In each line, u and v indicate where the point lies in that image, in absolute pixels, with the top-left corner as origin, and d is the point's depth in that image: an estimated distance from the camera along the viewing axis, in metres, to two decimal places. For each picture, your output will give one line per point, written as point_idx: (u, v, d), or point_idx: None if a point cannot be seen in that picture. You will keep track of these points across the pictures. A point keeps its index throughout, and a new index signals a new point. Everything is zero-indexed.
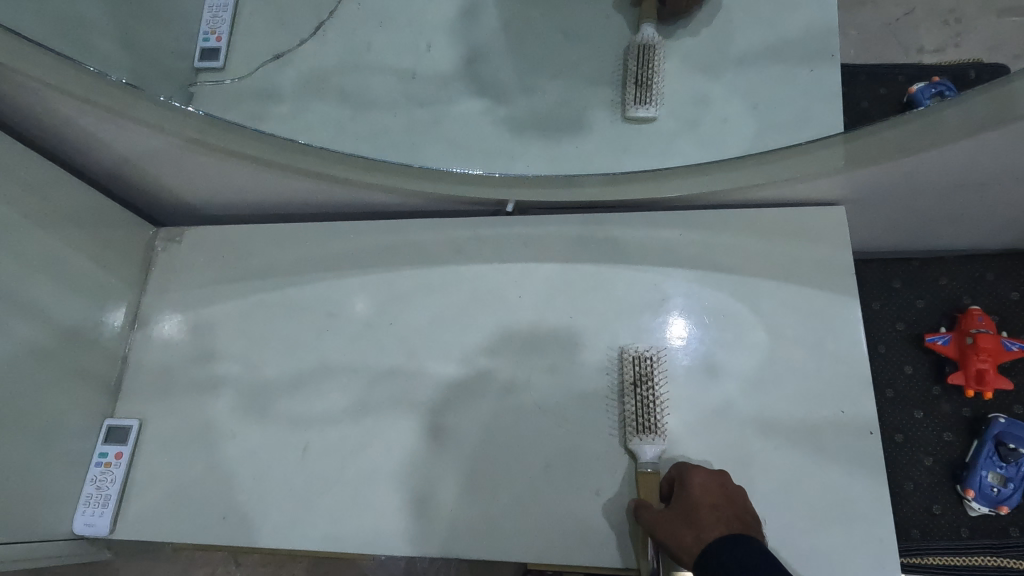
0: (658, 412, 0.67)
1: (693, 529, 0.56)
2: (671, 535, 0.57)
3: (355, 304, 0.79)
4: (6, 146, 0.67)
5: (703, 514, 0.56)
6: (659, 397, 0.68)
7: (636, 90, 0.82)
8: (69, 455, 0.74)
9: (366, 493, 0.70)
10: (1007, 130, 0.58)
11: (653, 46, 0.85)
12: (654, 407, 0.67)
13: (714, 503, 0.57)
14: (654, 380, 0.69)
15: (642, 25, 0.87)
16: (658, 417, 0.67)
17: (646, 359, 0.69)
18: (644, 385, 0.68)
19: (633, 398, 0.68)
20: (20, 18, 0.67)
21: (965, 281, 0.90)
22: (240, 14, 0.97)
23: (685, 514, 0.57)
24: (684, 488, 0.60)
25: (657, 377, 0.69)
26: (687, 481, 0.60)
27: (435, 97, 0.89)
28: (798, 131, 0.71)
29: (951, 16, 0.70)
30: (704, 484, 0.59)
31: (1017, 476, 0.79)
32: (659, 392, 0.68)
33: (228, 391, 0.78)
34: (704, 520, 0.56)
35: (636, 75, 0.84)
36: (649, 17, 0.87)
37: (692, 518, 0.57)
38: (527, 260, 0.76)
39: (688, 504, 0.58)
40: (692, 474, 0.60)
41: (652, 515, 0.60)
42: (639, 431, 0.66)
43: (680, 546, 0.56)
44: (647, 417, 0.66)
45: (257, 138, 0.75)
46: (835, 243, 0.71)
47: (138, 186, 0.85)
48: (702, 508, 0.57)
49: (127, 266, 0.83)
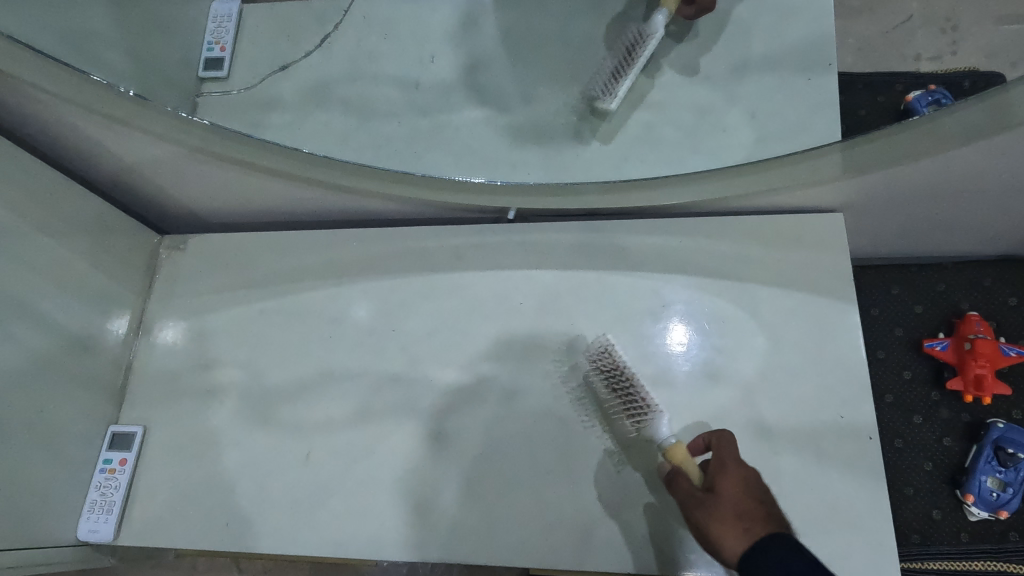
0: (636, 393, 0.66)
1: (743, 523, 0.54)
2: (716, 523, 0.55)
3: (357, 311, 0.79)
4: (13, 156, 0.68)
5: (750, 509, 0.55)
6: (632, 378, 0.67)
7: (609, 81, 0.84)
8: (74, 461, 0.75)
9: (369, 498, 0.71)
10: (1002, 137, 0.59)
11: (648, 42, 0.85)
12: (632, 390, 0.66)
13: (757, 499, 0.56)
14: (621, 367, 0.68)
15: (655, 12, 0.86)
16: (641, 397, 0.65)
17: (603, 355, 0.69)
18: (612, 376, 0.68)
19: (616, 397, 0.67)
20: (28, 30, 0.68)
21: (964, 287, 0.90)
22: (244, 26, 0.99)
23: (731, 505, 0.55)
24: (722, 473, 0.58)
25: (622, 363, 0.68)
26: (726, 468, 0.58)
27: (437, 106, 0.90)
28: (796, 140, 0.72)
29: (947, 24, 0.70)
30: (744, 475, 0.58)
31: (1016, 481, 0.81)
32: (630, 374, 0.67)
33: (231, 397, 0.78)
34: (753, 515, 0.55)
35: (620, 65, 0.85)
36: (666, 6, 0.85)
37: (740, 512, 0.55)
38: (528, 267, 0.77)
39: (733, 496, 0.56)
40: (730, 461, 0.59)
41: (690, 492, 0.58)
42: (638, 421, 0.65)
43: (725, 535, 0.54)
44: (634, 405, 0.65)
45: (261, 147, 0.76)
46: (834, 249, 0.71)
47: (143, 194, 0.85)
48: (748, 502, 0.56)
49: (132, 273, 0.83)
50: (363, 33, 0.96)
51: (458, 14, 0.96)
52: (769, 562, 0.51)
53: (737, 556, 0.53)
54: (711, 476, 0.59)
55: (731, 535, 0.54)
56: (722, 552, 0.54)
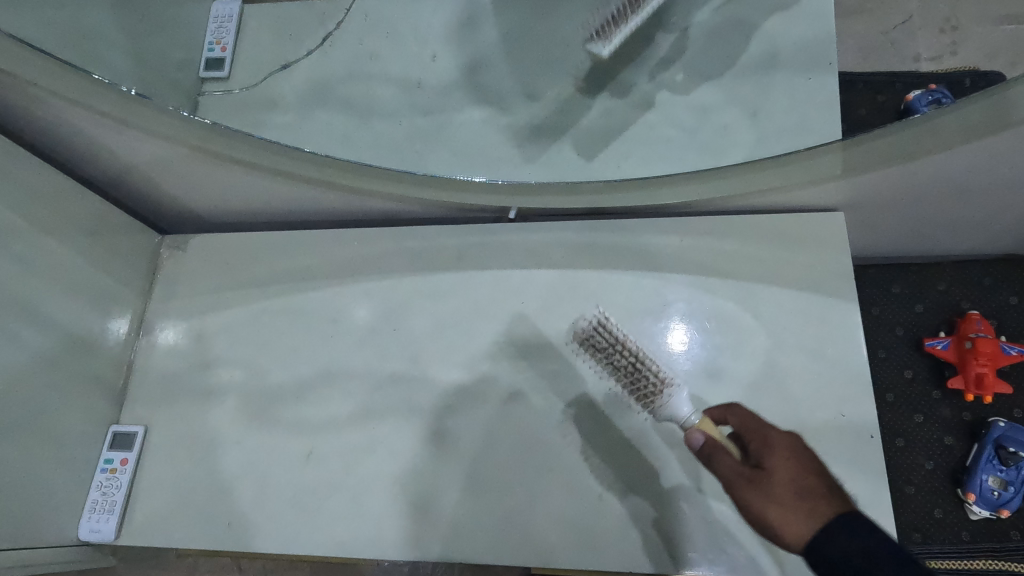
0: (643, 368, 0.63)
1: (806, 502, 0.47)
2: (773, 505, 0.48)
3: (358, 311, 0.79)
4: (14, 156, 0.68)
5: (810, 485, 0.49)
6: (639, 355, 0.64)
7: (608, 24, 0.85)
8: (75, 461, 0.75)
9: (369, 498, 0.71)
10: (1002, 136, 0.59)
11: None
12: (640, 366, 0.63)
13: (813, 474, 0.50)
14: (620, 343, 0.67)
15: None
16: (649, 373, 0.62)
17: (595, 332, 0.70)
18: (605, 350, 0.68)
19: (624, 374, 0.64)
20: (29, 31, 0.68)
21: (964, 286, 0.90)
22: (244, 26, 0.99)
23: (786, 484, 0.49)
24: (769, 449, 0.52)
25: (617, 338, 0.68)
26: (773, 442, 0.52)
27: (438, 106, 0.90)
28: (796, 139, 0.72)
29: (947, 25, 0.70)
30: (794, 447, 0.52)
31: (1017, 480, 0.80)
32: (634, 350, 0.65)
33: (232, 397, 0.78)
34: (814, 492, 0.48)
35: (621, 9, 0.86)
36: None
37: (800, 491, 0.48)
38: (529, 267, 0.77)
39: (788, 473, 0.50)
40: (773, 433, 0.53)
41: (738, 470, 0.51)
42: (650, 398, 0.59)
43: (788, 521, 0.47)
44: (645, 382, 0.61)
45: (262, 147, 0.76)
46: (835, 248, 0.71)
47: (143, 194, 0.85)
48: (805, 479, 0.49)
49: (133, 273, 0.83)
50: (364, 33, 0.97)
51: (459, 14, 0.96)
52: (849, 546, 0.44)
53: (806, 544, 0.46)
54: (757, 453, 0.52)
55: (795, 519, 0.47)
56: (784, 541, 0.47)
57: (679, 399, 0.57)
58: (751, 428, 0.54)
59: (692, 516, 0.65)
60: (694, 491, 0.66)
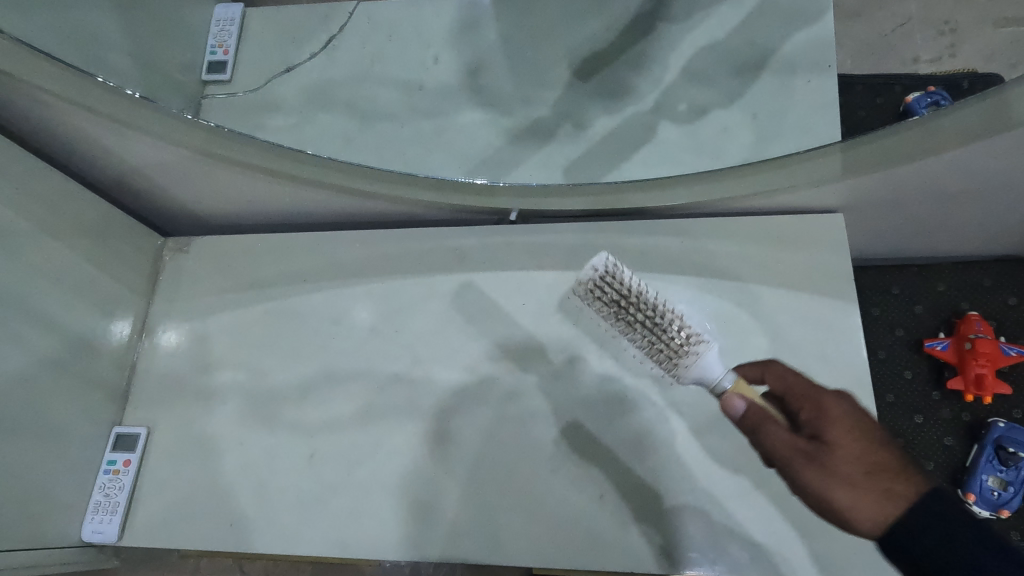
0: (666, 325, 0.60)
1: (879, 483, 0.47)
2: (839, 486, 0.49)
3: (361, 313, 0.80)
4: (18, 159, 0.69)
5: (878, 461, 0.49)
6: (658, 307, 0.62)
7: None
8: (78, 462, 0.75)
9: (371, 499, 0.71)
10: (1000, 139, 0.60)
11: None
12: (662, 322, 0.60)
13: (878, 445, 0.50)
14: (637, 293, 0.62)
15: None
16: (672, 330, 0.60)
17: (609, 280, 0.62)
18: (621, 301, 0.62)
19: (642, 328, 0.61)
20: (34, 35, 0.69)
21: (963, 287, 0.91)
22: (247, 30, 0.99)
23: (853, 460, 0.49)
24: (825, 420, 0.52)
25: (635, 287, 0.62)
26: (832, 414, 0.52)
27: (440, 109, 0.90)
28: (796, 141, 0.73)
29: (945, 27, 0.71)
30: (850, 415, 0.51)
31: (1017, 480, 0.81)
32: (652, 302, 0.62)
33: (235, 398, 0.78)
34: (878, 465, 0.48)
35: None
36: None
37: (869, 469, 0.48)
38: (530, 268, 0.77)
39: (853, 448, 0.50)
40: (827, 402, 0.52)
41: (794, 445, 0.51)
42: (676, 360, 0.58)
43: (854, 499, 0.48)
44: (668, 341, 0.59)
45: (266, 150, 0.76)
46: (834, 250, 0.72)
47: (147, 197, 0.86)
48: (872, 453, 0.49)
49: (136, 275, 0.84)
50: (366, 36, 0.97)
51: (460, 17, 0.96)
52: (927, 537, 0.44)
53: (881, 528, 0.46)
54: (812, 424, 0.52)
55: (862, 497, 0.47)
56: (855, 522, 0.48)
57: (709, 363, 0.56)
58: (802, 397, 0.54)
59: (692, 516, 0.65)
60: (695, 491, 0.66)
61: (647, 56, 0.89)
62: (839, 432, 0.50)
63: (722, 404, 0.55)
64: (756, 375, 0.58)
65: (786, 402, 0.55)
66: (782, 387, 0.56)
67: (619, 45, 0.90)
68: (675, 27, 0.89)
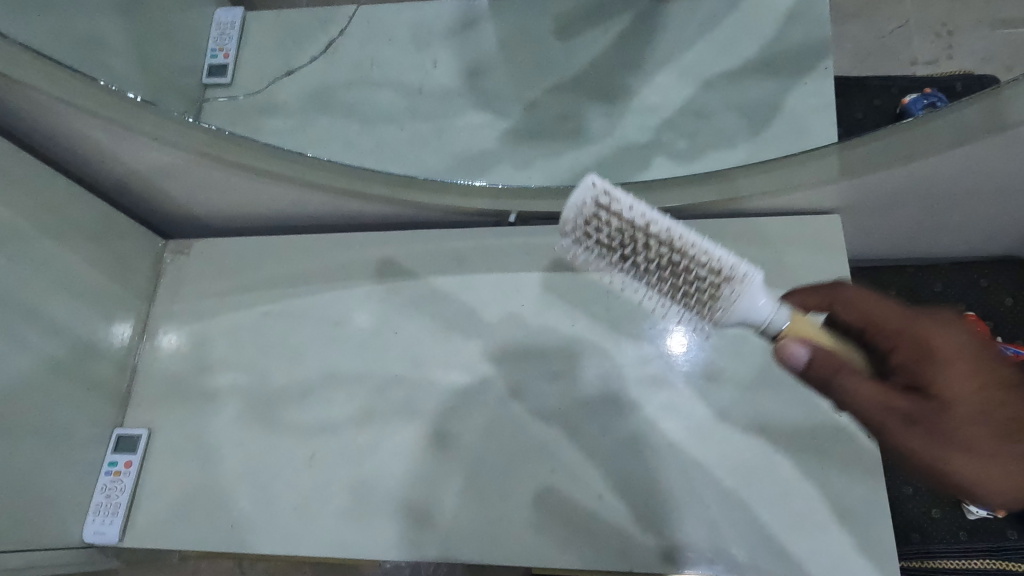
0: (685, 259, 0.54)
1: (1004, 440, 0.48)
2: (960, 452, 0.48)
3: (361, 314, 0.80)
4: (20, 163, 0.69)
5: (1000, 413, 0.49)
6: (675, 240, 0.53)
7: None
8: (80, 463, 0.75)
9: (370, 499, 0.71)
10: (995, 140, 0.60)
11: None
12: (680, 257, 0.54)
13: (997, 388, 0.50)
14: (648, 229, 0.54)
15: None
16: (690, 263, 0.54)
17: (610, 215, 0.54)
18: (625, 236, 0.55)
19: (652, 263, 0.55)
20: (35, 40, 0.69)
21: (961, 288, 0.91)
22: (247, 33, 1.00)
23: (976, 415, 0.48)
24: (943, 368, 0.50)
25: (644, 221, 0.54)
26: (950, 361, 0.50)
27: (439, 111, 0.91)
28: (792, 144, 0.73)
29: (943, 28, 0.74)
30: (966, 356, 0.50)
31: None
32: (671, 236, 0.53)
33: (236, 400, 0.79)
34: (1000, 418, 0.49)
35: None
36: None
37: (993, 423, 0.48)
38: (529, 270, 0.78)
39: (975, 400, 0.49)
40: (942, 343, 0.51)
41: (889, 408, 0.48)
42: (709, 298, 0.55)
43: (966, 461, 0.48)
44: (691, 277, 0.54)
45: (267, 152, 0.77)
46: (831, 251, 0.72)
47: (148, 200, 0.86)
48: (995, 400, 0.49)
49: (137, 277, 0.84)
50: (366, 39, 0.97)
51: (459, 20, 0.97)
52: None
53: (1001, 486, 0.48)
54: (924, 372, 0.51)
55: (984, 461, 0.48)
56: (970, 484, 0.49)
57: (752, 296, 0.53)
58: (908, 334, 0.52)
59: (691, 516, 0.66)
60: (693, 491, 0.66)
61: (645, 59, 0.89)
62: (961, 385, 0.49)
63: (779, 351, 0.51)
64: (821, 303, 0.57)
65: (879, 338, 0.54)
66: (866, 321, 0.54)
67: (618, 47, 0.91)
68: (674, 31, 0.90)
